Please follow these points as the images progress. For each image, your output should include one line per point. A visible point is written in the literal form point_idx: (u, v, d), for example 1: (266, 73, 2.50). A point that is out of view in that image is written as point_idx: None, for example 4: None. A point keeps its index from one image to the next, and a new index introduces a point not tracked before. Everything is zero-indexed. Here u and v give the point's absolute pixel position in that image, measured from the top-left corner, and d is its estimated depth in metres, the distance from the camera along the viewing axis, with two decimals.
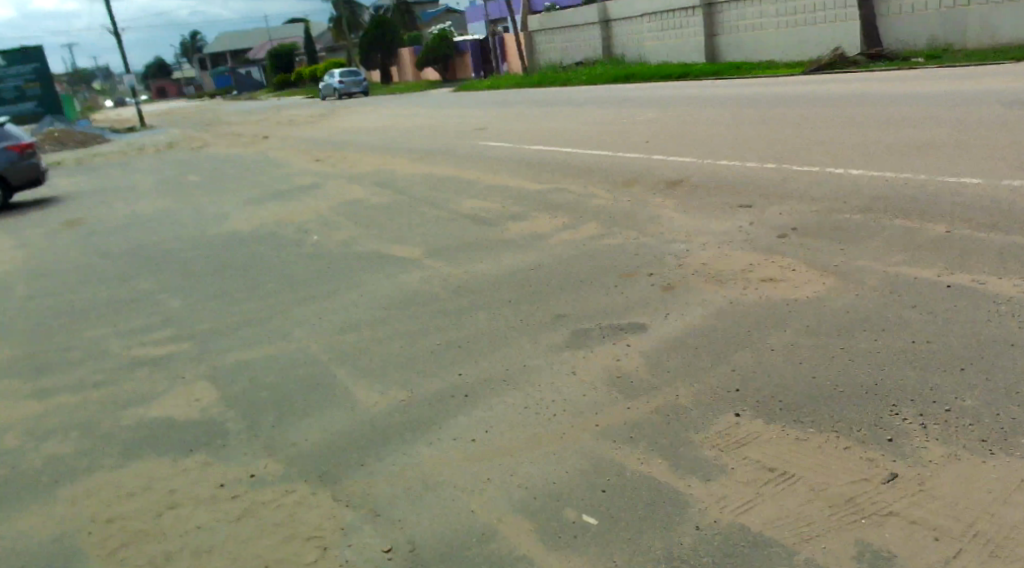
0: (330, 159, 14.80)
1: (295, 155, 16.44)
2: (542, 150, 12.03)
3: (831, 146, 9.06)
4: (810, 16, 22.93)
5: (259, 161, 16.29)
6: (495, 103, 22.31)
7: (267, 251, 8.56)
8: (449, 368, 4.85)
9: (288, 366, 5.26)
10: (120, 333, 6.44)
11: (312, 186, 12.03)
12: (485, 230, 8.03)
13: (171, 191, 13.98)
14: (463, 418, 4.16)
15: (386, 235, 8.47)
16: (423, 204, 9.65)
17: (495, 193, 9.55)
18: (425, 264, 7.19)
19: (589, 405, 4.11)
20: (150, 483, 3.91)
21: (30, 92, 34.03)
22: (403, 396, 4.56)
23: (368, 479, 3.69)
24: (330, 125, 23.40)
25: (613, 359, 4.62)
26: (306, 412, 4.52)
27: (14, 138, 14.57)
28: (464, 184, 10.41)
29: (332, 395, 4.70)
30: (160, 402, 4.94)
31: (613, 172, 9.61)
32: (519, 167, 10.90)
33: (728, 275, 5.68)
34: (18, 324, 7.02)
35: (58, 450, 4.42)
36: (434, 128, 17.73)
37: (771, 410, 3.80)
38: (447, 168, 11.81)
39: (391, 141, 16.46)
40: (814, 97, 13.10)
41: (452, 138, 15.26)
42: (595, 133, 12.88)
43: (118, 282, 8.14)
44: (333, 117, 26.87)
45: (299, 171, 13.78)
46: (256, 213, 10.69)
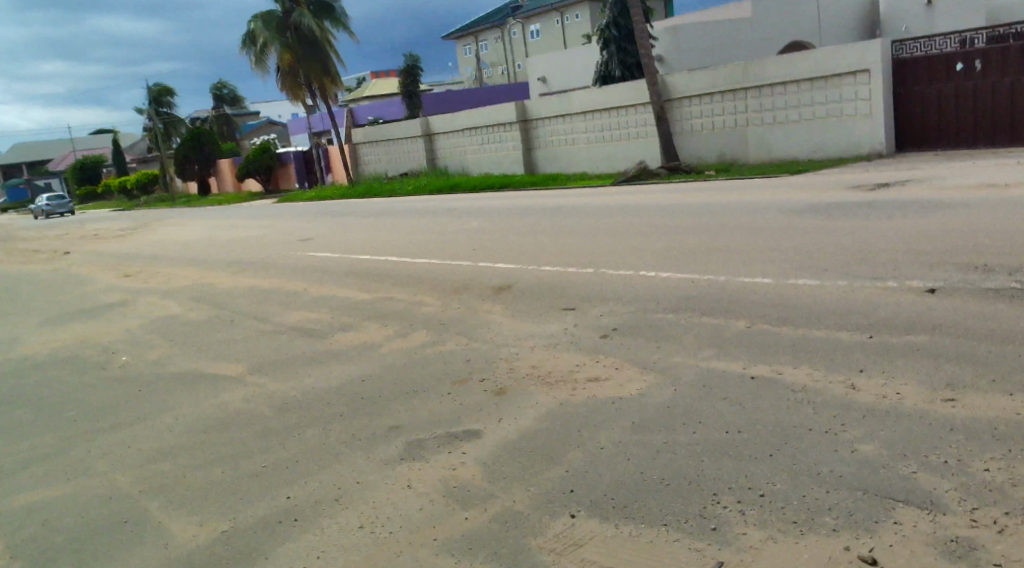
0: (142, 275, 13.90)
1: (101, 270, 15.34)
2: (370, 260, 12.03)
3: (641, 252, 9.74)
4: (614, 133, 24.96)
5: (59, 278, 15.00)
6: (321, 214, 22.06)
7: (66, 374, 7.65)
8: (276, 492, 4.51)
9: (89, 504, 4.64)
10: None
11: (122, 303, 11.15)
12: (311, 341, 7.79)
13: None
14: (296, 545, 3.88)
15: (204, 351, 7.92)
16: (246, 318, 9.15)
17: (323, 305, 9.33)
18: (247, 381, 6.73)
19: (425, 519, 3.99)
20: None
21: None
22: (226, 526, 4.16)
23: None
24: (140, 239, 22.09)
25: (447, 469, 4.55)
26: (109, 554, 4.01)
27: None
28: (290, 296, 10.06)
29: (144, 533, 4.19)
30: None
31: (439, 281, 9.74)
32: (345, 278, 10.79)
33: (556, 378, 5.83)
34: None
35: None
36: (255, 240, 17.22)
37: (604, 508, 3.91)
38: (272, 280, 11.42)
39: (209, 254, 15.78)
40: (622, 207, 14.06)
41: (274, 250, 14.91)
42: (419, 243, 13.04)
43: None
44: (143, 231, 25.30)
45: (107, 287, 12.79)
46: (56, 334, 9.61)
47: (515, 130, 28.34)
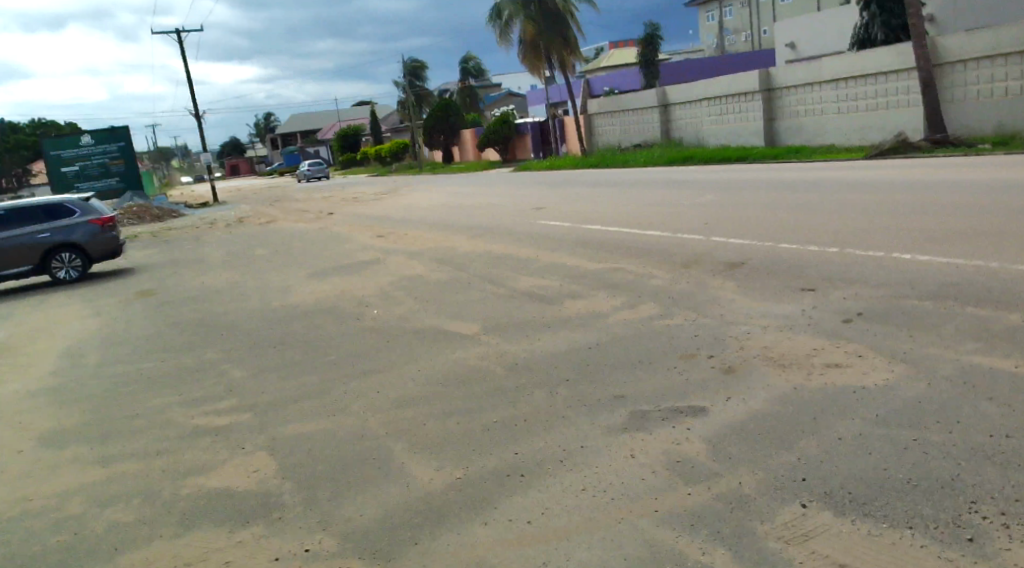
0: (392, 236, 15.05)
1: (357, 231, 16.84)
2: (602, 230, 12.12)
3: (895, 232, 8.95)
4: (870, 102, 22.99)
5: (323, 236, 16.68)
6: (556, 184, 22.54)
7: (328, 323, 8.51)
8: (505, 447, 4.73)
9: (343, 439, 5.17)
10: (182, 402, 6.35)
11: (375, 262, 12.16)
12: (542, 307, 8.02)
13: (239, 264, 14.25)
14: (521, 499, 4.05)
15: (445, 310, 8.45)
16: (482, 281, 9.64)
17: (555, 272, 9.56)
18: (481, 340, 7.12)
19: (648, 490, 3.99)
20: (207, 554, 3.85)
21: (113, 169, 33.45)
22: (459, 473, 4.45)
23: (423, 557, 3.59)
24: (392, 203, 23.92)
25: (672, 443, 4.51)
26: (359, 486, 4.44)
27: (96, 213, 14.91)
28: (523, 263, 10.42)
29: (388, 471, 4.59)
30: (219, 473, 4.85)
31: (670, 254, 9.60)
32: (577, 247, 10.97)
33: (791, 360, 5.55)
34: (90, 389, 7.00)
35: (120, 517, 4.37)
36: (493, 207, 18.00)
37: (840, 502, 3.68)
38: (508, 246, 11.89)
39: (451, 219, 16.75)
40: (875, 183, 12.97)
41: (510, 217, 15.49)
42: (652, 215, 12.93)
43: (185, 349, 8.11)
44: (395, 196, 27.39)
45: (363, 247, 14.02)
46: (320, 287, 10.71)
47: (757, 99, 27.02)
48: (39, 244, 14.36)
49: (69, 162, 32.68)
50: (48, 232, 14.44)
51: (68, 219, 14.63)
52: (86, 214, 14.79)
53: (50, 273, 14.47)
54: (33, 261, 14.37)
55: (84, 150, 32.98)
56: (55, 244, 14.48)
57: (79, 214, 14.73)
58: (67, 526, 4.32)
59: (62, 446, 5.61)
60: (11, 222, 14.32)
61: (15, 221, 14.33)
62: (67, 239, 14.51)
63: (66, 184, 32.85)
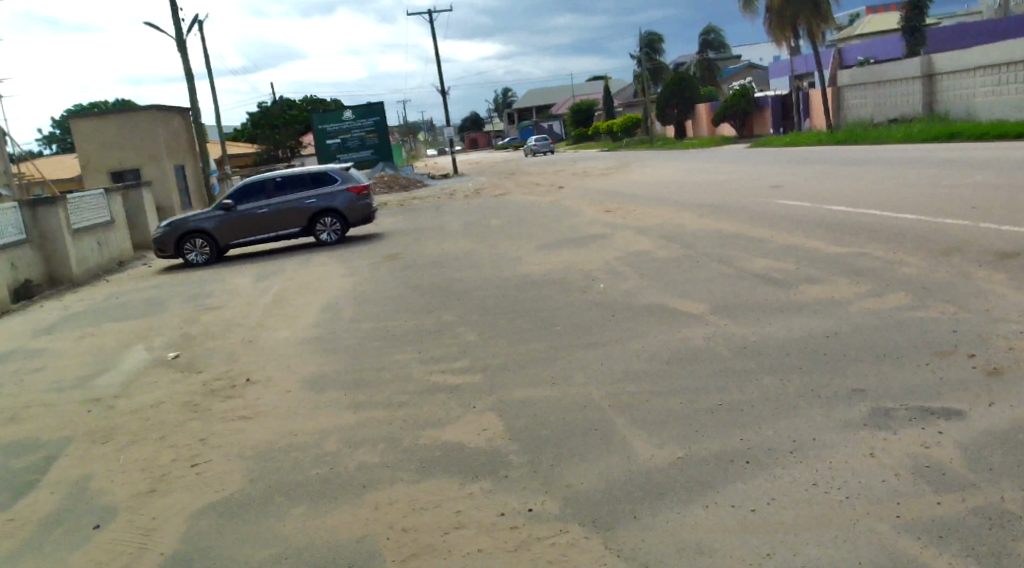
0: (621, 211, 15.04)
1: (586, 205, 17.03)
2: (848, 212, 11.28)
3: None
4: None
5: (553, 209, 17.06)
6: (796, 161, 21.28)
7: (556, 294, 8.72)
8: (730, 431, 4.61)
9: (566, 408, 5.30)
10: (422, 360, 6.84)
11: (603, 236, 12.23)
12: (776, 290, 7.65)
13: (474, 233, 14.98)
14: (745, 486, 3.93)
15: (672, 288, 8.34)
16: (712, 260, 9.38)
17: (791, 254, 9.08)
18: (709, 320, 6.95)
19: (888, 493, 3.71)
20: (440, 501, 4.14)
21: (368, 142, 36.40)
22: (681, 453, 4.40)
23: (641, 531, 3.61)
24: (622, 178, 23.89)
25: (920, 446, 4.14)
26: (581, 455, 4.54)
27: (354, 181, 16.35)
28: (757, 243, 9.99)
29: (610, 443, 4.65)
30: (452, 428, 5.19)
31: (927, 240, 8.74)
32: (818, 229, 10.32)
33: None
34: (345, 342, 7.75)
35: (367, 458, 4.82)
36: (726, 184, 17.39)
37: None
38: (741, 225, 11.45)
39: (681, 196, 16.42)
40: None
41: (745, 195, 14.88)
42: (908, 197, 11.79)
43: (425, 311, 8.72)
44: (625, 171, 27.30)
45: (591, 221, 14.15)
46: (549, 258, 10.99)
47: None
48: (306, 209, 16.06)
49: (331, 135, 36.05)
50: (314, 199, 16.09)
51: (331, 187, 16.17)
52: (345, 182, 16.28)
53: (315, 235, 16.15)
54: (301, 224, 16.09)
55: (344, 124, 36.17)
56: (321, 209, 16.12)
57: (340, 182, 16.23)
58: (323, 462, 4.84)
59: (321, 390, 6.27)
60: (286, 187, 16.05)
61: (289, 186, 16.04)
62: (329, 205, 16.09)
63: (328, 155, 36.31)
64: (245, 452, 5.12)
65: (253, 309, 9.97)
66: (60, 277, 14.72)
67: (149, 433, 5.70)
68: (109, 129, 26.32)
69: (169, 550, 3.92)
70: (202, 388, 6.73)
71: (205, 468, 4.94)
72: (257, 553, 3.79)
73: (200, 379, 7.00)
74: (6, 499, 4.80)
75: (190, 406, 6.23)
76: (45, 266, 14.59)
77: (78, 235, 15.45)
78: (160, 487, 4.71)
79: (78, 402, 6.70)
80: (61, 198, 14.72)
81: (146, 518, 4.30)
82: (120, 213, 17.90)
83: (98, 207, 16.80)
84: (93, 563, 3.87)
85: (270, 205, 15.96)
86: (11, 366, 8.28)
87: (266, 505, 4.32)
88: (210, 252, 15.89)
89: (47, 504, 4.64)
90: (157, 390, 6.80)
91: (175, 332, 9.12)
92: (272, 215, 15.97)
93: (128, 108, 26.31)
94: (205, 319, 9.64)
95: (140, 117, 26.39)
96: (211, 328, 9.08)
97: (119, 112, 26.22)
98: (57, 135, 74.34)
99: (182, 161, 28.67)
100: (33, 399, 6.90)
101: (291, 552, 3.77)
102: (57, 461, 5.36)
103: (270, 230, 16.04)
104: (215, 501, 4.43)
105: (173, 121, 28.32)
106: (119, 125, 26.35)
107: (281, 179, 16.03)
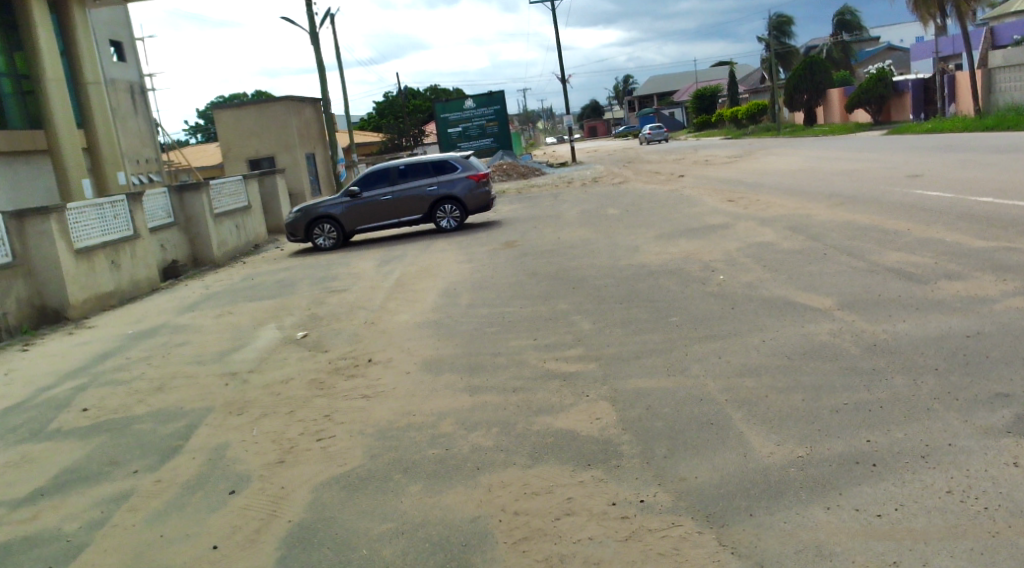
0: (743, 201, 14.60)
1: (708, 194, 16.62)
2: (995, 204, 10.50)
3: None
4: None
5: (673, 198, 16.75)
6: (938, 149, 19.99)
7: (673, 285, 8.58)
8: (855, 432, 4.41)
9: (682, 400, 5.22)
10: (537, 346, 6.90)
11: (725, 226, 11.92)
12: (911, 286, 7.23)
13: (592, 222, 14.93)
14: (870, 489, 3.76)
15: (796, 281, 8.04)
16: (841, 253, 8.97)
17: (929, 248, 8.55)
18: (836, 316, 6.65)
19: None
20: (552, 487, 4.18)
21: (489, 130, 36.85)
22: (802, 452, 4.25)
23: (758, 530, 3.52)
24: (745, 167, 23.17)
25: None
26: (697, 449, 4.46)
27: (474, 169, 16.61)
28: (891, 235, 9.47)
29: (726, 438, 4.54)
30: (565, 415, 5.21)
31: None
32: (960, 221, 9.67)
33: None
34: (462, 327, 7.91)
35: (481, 441, 4.92)
36: (859, 174, 16.55)
37: None
38: (873, 216, 10.89)
39: (809, 185, 15.75)
40: None
41: (879, 185, 14.11)
42: None
43: (541, 298, 8.77)
44: (749, 159, 26.46)
45: (713, 210, 13.81)
46: (667, 248, 10.82)
47: None
48: (428, 196, 16.46)
49: (453, 123, 36.74)
50: (435, 186, 16.46)
51: (451, 174, 16.49)
52: (465, 170, 16.56)
53: (436, 221, 16.54)
54: (423, 211, 16.51)
55: (466, 112, 36.76)
56: (442, 196, 16.49)
57: (460, 170, 16.52)
58: (440, 442, 4.97)
59: (438, 373, 6.45)
60: (408, 175, 16.51)
61: (411, 174, 16.50)
62: (450, 192, 16.42)
63: (450, 143, 37.05)
64: (366, 430, 5.33)
65: (376, 292, 10.34)
66: (202, 258, 15.73)
67: (279, 407, 6.03)
68: (247, 119, 27.85)
69: (296, 518, 4.15)
70: (327, 366, 7.05)
71: (330, 442, 5.19)
72: (377, 526, 3.95)
73: (325, 358, 7.34)
74: (154, 461, 5.20)
75: (317, 384, 6.55)
76: (189, 248, 15.63)
77: (218, 220, 16.47)
78: (289, 459, 4.98)
79: (216, 375, 7.17)
80: (204, 184, 15.71)
81: (276, 487, 4.56)
82: (256, 198, 18.93)
83: (236, 193, 17.82)
84: (229, 526, 4.14)
85: (394, 192, 16.46)
86: (159, 340, 8.94)
87: (385, 480, 4.49)
88: (337, 236, 16.52)
89: (190, 469, 5.00)
90: (287, 367, 7.18)
91: (304, 312, 9.59)
92: (396, 202, 16.47)
93: (265, 99, 27.73)
94: (332, 301, 10.08)
95: (276, 107, 27.75)
96: (337, 310, 9.48)
97: (257, 103, 27.70)
98: (202, 125, 79.36)
99: (312, 149, 29.97)
100: (178, 371, 7.44)
101: (407, 527, 3.91)
102: (197, 429, 5.76)
103: (393, 216, 16.55)
104: (338, 475, 4.64)
105: (305, 111, 29.63)
106: (256, 115, 27.83)
107: (404, 167, 16.50)
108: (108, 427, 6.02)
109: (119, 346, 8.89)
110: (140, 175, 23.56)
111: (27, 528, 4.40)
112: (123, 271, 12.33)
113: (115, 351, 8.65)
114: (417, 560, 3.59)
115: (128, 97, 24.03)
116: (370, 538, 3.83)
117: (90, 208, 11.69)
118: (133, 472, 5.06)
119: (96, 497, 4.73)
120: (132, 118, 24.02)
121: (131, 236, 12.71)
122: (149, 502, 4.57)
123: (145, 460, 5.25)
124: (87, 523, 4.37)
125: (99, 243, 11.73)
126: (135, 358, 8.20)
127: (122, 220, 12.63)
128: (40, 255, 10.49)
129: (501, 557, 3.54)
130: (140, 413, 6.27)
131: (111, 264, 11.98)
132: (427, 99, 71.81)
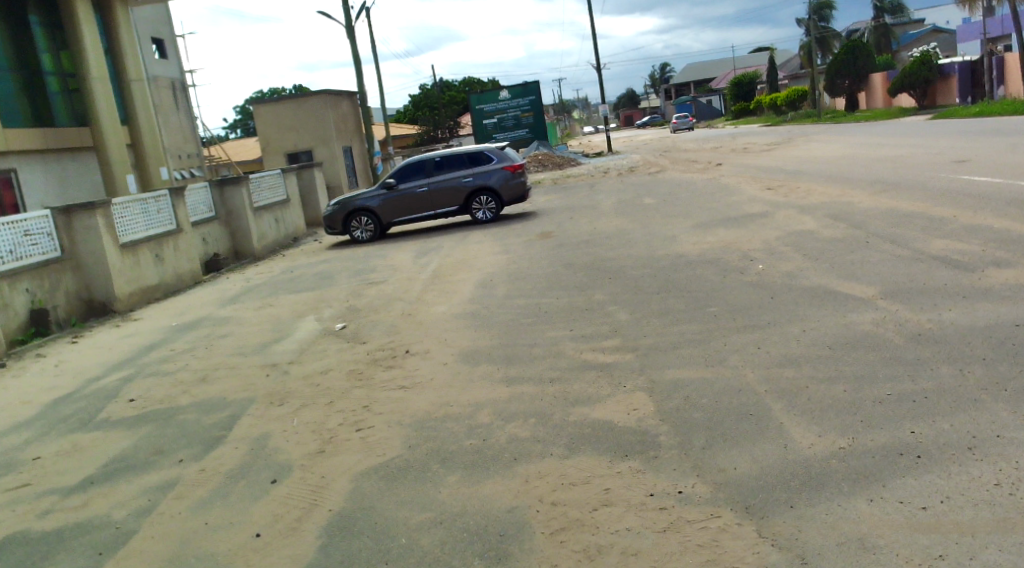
0: (782, 189, 14.37)
1: (746, 183, 16.37)
2: None
3: None
4: None
5: (711, 187, 16.53)
6: (985, 133, 19.45)
7: (711, 275, 8.49)
8: (899, 423, 4.33)
9: (721, 391, 5.16)
10: (574, 337, 6.89)
11: (764, 215, 11.73)
12: (958, 274, 7.05)
13: (628, 212, 14.82)
14: (915, 481, 3.69)
15: (837, 270, 7.89)
16: (883, 241, 8.78)
17: (976, 235, 8.34)
18: (879, 306, 6.51)
19: None
20: (589, 478, 4.17)
21: (524, 121, 36.77)
22: (844, 443, 4.18)
23: (799, 522, 3.47)
24: (785, 154, 22.80)
25: None
26: (736, 441, 4.39)
27: (510, 160, 16.60)
28: (936, 223, 9.25)
29: (766, 429, 4.49)
30: (602, 406, 5.20)
31: None
32: (1008, 208, 9.40)
33: None
34: (498, 318, 7.92)
35: (518, 432, 4.93)
36: (903, 160, 16.18)
37: None
38: (917, 203, 10.64)
39: (852, 172, 15.45)
40: None
41: (924, 171, 13.78)
42: None
43: (577, 289, 8.72)
44: (789, 146, 26.03)
45: (751, 199, 13.61)
46: (704, 238, 10.68)
47: None
48: (463, 187, 16.49)
49: (488, 114, 36.69)
50: (471, 177, 16.48)
51: (487, 165, 16.52)
52: (500, 161, 16.57)
53: (471, 212, 16.56)
54: (458, 202, 16.55)
55: (501, 103, 36.71)
56: (478, 187, 16.50)
57: (496, 161, 16.54)
58: (476, 433, 4.99)
59: (475, 364, 6.46)
60: (444, 167, 16.57)
61: (447, 166, 16.55)
62: (485, 183, 16.44)
63: (485, 134, 37.02)
64: (404, 420, 5.37)
65: (412, 284, 10.40)
66: (242, 251, 15.97)
67: (318, 398, 6.11)
68: (285, 113, 28.15)
69: (336, 507, 4.20)
70: (365, 358, 7.12)
71: (368, 432, 5.25)
72: (416, 516, 3.98)
73: (362, 349, 7.41)
74: (199, 451, 5.31)
75: (356, 375, 6.62)
76: (229, 241, 15.88)
77: (258, 213, 16.70)
78: (329, 449, 5.05)
79: (258, 366, 7.28)
80: (243, 178, 15.93)
81: (316, 477, 4.62)
82: (294, 192, 19.15)
83: (275, 186, 18.05)
84: (272, 514, 4.22)
85: (430, 184, 16.53)
86: (202, 332, 9.11)
87: (423, 470, 4.53)
88: (374, 229, 16.62)
89: (233, 458, 5.09)
90: (326, 358, 7.27)
91: (342, 304, 9.67)
92: (431, 194, 16.53)
93: (302, 93, 27.99)
94: (370, 292, 10.17)
95: (313, 101, 28.00)
96: (375, 301, 9.56)
97: (294, 98, 27.98)
98: (243, 120, 80.55)
99: (349, 142, 30.22)
100: (221, 363, 7.58)
101: (445, 517, 3.93)
102: (240, 419, 5.87)
103: (429, 207, 16.61)
104: (378, 464, 4.70)
105: (342, 104, 29.85)
106: (294, 109, 28.12)
107: (440, 159, 16.57)
108: (153, 418, 6.15)
109: (163, 338, 9.07)
110: (182, 171, 23.97)
111: (77, 515, 4.52)
112: (166, 264, 12.58)
113: (160, 343, 8.83)
114: (455, 550, 3.61)
115: (169, 93, 24.43)
116: (409, 527, 3.87)
117: (134, 203, 11.94)
118: (178, 462, 5.17)
119: (143, 486, 4.85)
120: (173, 114, 24.42)
121: (173, 229, 12.97)
122: (193, 490, 4.67)
123: (190, 450, 5.36)
124: (136, 511, 4.47)
125: (143, 238, 11.97)
126: (179, 349, 8.37)
127: (165, 214, 12.88)
128: (87, 249, 10.74)
129: (539, 547, 3.55)
130: (185, 404, 6.40)
131: (154, 258, 12.23)
132: (462, 90, 71.85)
